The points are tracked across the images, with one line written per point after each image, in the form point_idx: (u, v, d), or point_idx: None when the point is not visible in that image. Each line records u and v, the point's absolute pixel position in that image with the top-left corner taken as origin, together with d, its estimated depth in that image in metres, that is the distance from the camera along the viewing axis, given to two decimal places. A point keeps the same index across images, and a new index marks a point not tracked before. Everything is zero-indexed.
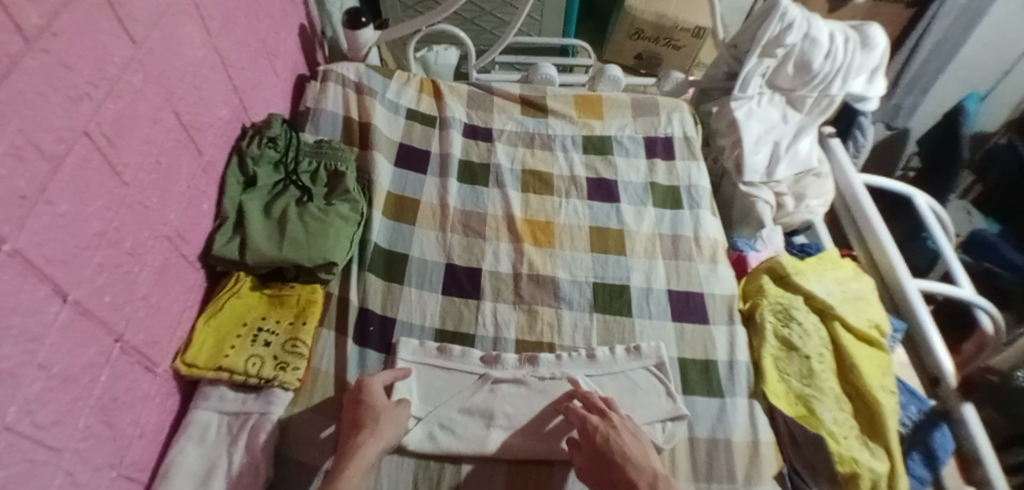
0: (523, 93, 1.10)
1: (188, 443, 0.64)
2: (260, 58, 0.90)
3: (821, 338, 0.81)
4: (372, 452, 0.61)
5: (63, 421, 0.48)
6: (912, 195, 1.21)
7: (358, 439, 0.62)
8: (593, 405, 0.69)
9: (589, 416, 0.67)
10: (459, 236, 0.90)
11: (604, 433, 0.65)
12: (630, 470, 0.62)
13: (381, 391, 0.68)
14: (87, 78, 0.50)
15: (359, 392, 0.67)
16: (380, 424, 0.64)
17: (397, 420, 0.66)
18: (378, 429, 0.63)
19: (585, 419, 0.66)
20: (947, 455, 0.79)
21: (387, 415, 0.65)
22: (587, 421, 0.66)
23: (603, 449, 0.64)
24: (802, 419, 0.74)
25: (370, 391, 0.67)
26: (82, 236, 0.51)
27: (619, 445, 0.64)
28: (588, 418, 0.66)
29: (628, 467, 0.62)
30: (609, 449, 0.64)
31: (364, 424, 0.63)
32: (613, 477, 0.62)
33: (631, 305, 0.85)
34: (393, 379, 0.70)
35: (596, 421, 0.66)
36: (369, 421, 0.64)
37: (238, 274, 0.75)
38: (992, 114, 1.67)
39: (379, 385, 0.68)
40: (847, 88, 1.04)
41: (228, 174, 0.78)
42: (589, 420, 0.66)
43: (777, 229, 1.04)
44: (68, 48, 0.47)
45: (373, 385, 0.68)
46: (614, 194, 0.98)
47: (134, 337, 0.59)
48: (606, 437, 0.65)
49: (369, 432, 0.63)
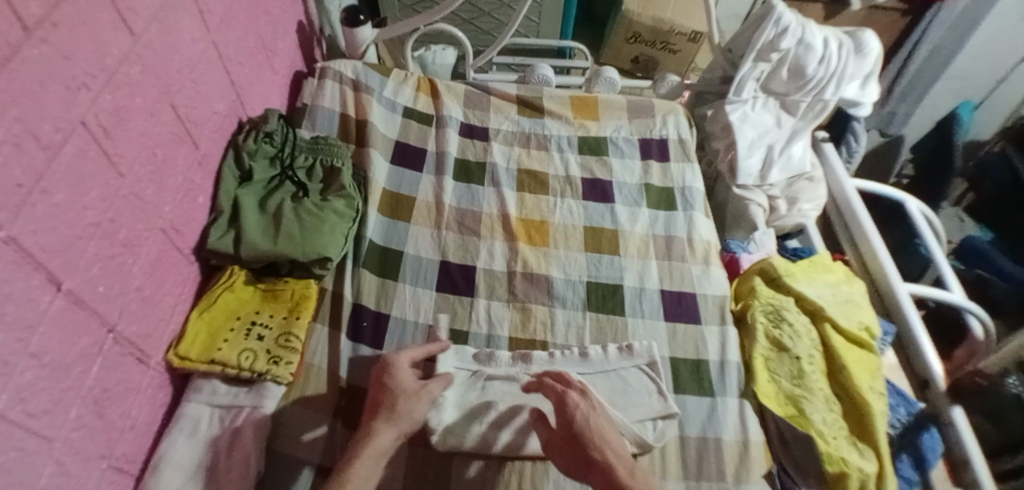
0: (520, 93, 1.10)
1: (179, 437, 0.64)
2: (258, 54, 0.90)
3: (812, 339, 0.82)
4: (387, 439, 0.61)
5: (54, 411, 0.48)
6: (904, 200, 1.23)
7: (374, 423, 0.62)
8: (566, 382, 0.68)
9: (569, 393, 0.65)
10: (454, 235, 0.91)
11: (584, 412, 0.64)
12: (596, 450, 0.60)
13: (407, 371, 0.67)
14: (86, 69, 0.50)
15: (384, 371, 0.67)
16: (397, 412, 0.63)
17: (415, 406, 0.64)
18: (395, 415, 0.62)
19: (565, 393, 0.65)
20: (936, 458, 0.80)
21: (404, 401, 0.64)
22: (566, 394, 0.65)
23: (579, 429, 0.62)
24: (792, 419, 0.74)
25: (396, 373, 0.66)
26: (78, 226, 0.51)
27: (583, 425, 0.62)
28: (567, 392, 0.65)
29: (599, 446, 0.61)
30: (586, 429, 0.62)
31: (382, 406, 0.63)
32: (589, 456, 0.60)
33: (624, 304, 0.85)
34: (425, 355, 0.72)
35: (576, 398, 0.65)
36: (390, 401, 0.64)
37: (232, 268, 0.75)
38: (986, 123, 1.69)
39: (404, 363, 0.68)
40: (840, 93, 1.06)
41: (223, 168, 0.78)
42: (566, 394, 0.65)
43: (769, 233, 1.06)
44: (67, 38, 0.47)
45: (398, 364, 0.68)
46: (609, 194, 0.99)
47: (128, 329, 0.59)
48: (585, 416, 0.63)
49: (386, 417, 0.62)
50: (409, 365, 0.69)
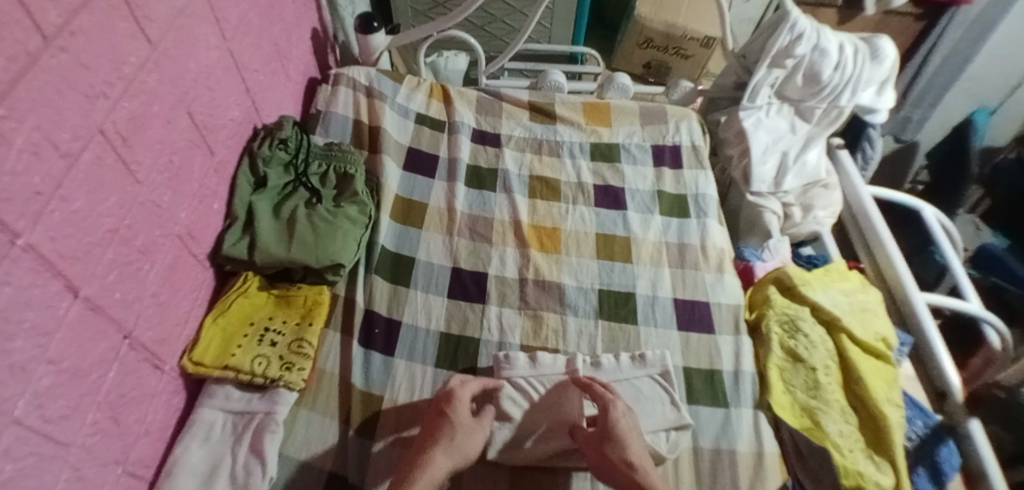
0: (532, 99, 1.10)
1: (194, 441, 0.64)
2: (273, 61, 0.91)
3: (828, 349, 0.80)
4: (441, 469, 0.61)
5: (71, 416, 0.49)
6: (920, 207, 1.21)
7: (431, 452, 0.62)
8: (605, 387, 0.71)
9: (613, 403, 0.68)
10: (466, 241, 0.91)
11: (624, 417, 0.67)
12: (629, 452, 0.63)
13: (467, 404, 0.68)
14: (103, 77, 0.51)
15: (446, 400, 0.67)
16: (454, 443, 0.63)
17: (469, 440, 0.65)
18: (453, 444, 0.63)
19: (604, 398, 0.69)
20: (953, 470, 0.78)
21: (462, 434, 0.64)
22: (608, 401, 0.68)
23: (609, 427, 0.65)
24: (807, 431, 0.73)
25: (458, 404, 0.67)
26: (95, 233, 0.51)
27: (618, 427, 0.65)
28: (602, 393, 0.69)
29: (619, 446, 0.64)
30: (614, 426, 0.65)
31: (440, 435, 0.64)
32: (613, 461, 0.63)
33: (636, 312, 0.84)
34: (481, 388, 0.71)
35: (614, 411, 0.67)
36: (448, 431, 0.64)
37: (246, 273, 0.76)
38: (1000, 129, 1.66)
39: (466, 398, 0.68)
40: (856, 100, 1.05)
41: (237, 174, 0.78)
42: (607, 397, 0.69)
43: (784, 240, 1.04)
44: (85, 47, 0.48)
45: (460, 394, 0.68)
46: (621, 201, 0.98)
47: (143, 334, 0.59)
48: (617, 420, 0.66)
49: (443, 447, 0.63)
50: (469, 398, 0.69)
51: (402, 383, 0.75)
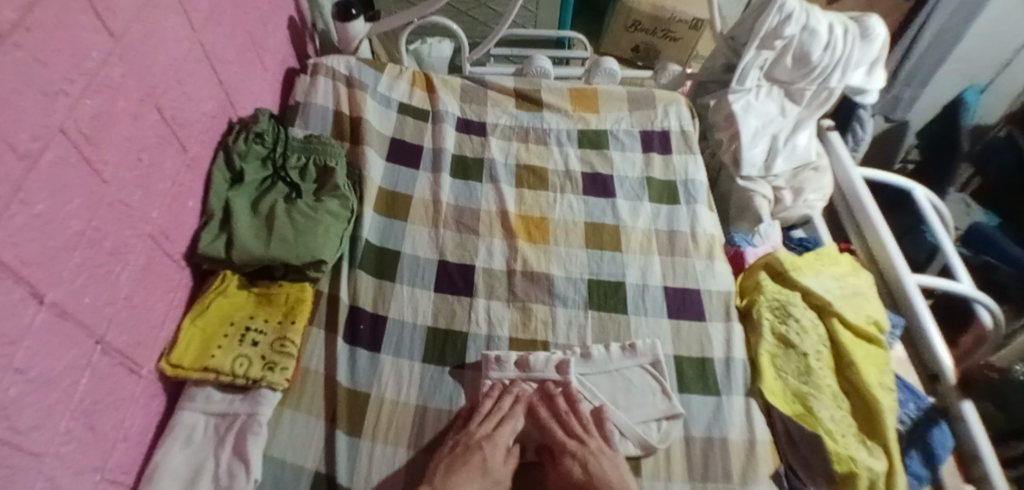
0: (517, 86, 1.08)
1: (175, 444, 0.63)
2: (248, 52, 0.88)
3: (819, 335, 0.79)
4: None
5: (42, 426, 0.47)
6: (911, 188, 1.20)
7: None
8: (583, 425, 0.70)
9: (567, 444, 0.67)
10: (452, 233, 0.89)
11: (583, 460, 0.66)
12: None
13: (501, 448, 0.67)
14: (64, 74, 0.48)
15: (487, 441, 0.66)
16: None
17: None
18: (484, 474, 0.64)
19: (560, 441, 0.68)
20: (945, 452, 0.79)
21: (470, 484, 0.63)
22: (566, 442, 0.68)
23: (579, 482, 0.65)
24: (799, 417, 0.73)
25: (495, 445, 0.66)
26: (60, 236, 0.49)
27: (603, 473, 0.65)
28: (558, 436, 0.69)
29: None
30: (588, 477, 0.65)
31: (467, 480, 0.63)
32: None
33: (627, 302, 0.83)
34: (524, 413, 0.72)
35: (572, 446, 0.67)
36: (478, 469, 0.64)
37: (224, 272, 0.74)
38: (992, 106, 1.65)
39: (506, 441, 0.68)
40: (846, 81, 1.03)
41: (213, 170, 0.76)
42: (567, 444, 0.68)
43: (776, 224, 1.03)
44: (43, 43, 0.45)
45: (498, 438, 0.67)
46: (610, 189, 0.97)
47: (117, 338, 0.58)
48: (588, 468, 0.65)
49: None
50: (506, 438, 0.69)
51: (389, 380, 0.73)
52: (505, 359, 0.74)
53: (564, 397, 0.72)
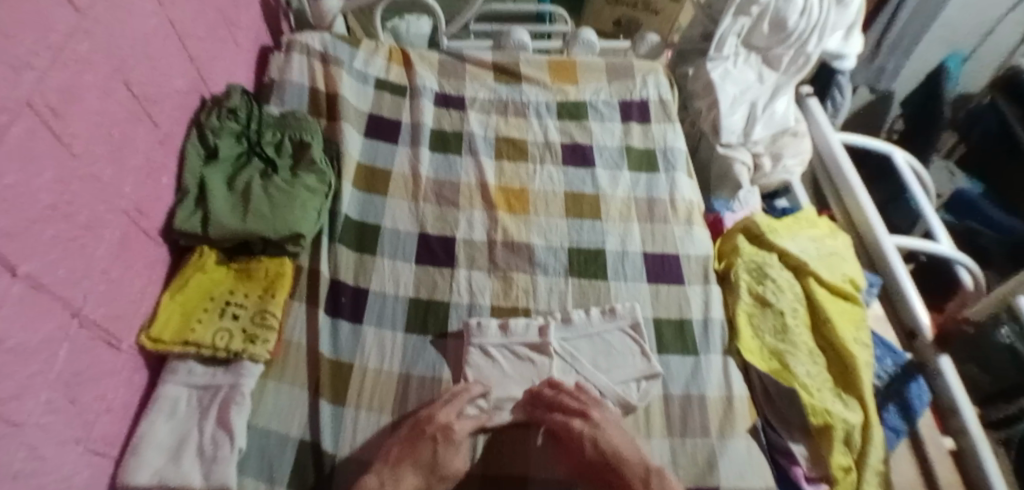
0: (496, 59, 1.07)
1: (158, 417, 0.63)
2: (219, 30, 0.87)
3: (795, 294, 0.81)
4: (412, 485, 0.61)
5: (23, 396, 0.47)
6: (891, 152, 1.21)
7: (402, 470, 0.61)
8: (578, 398, 0.68)
9: (572, 422, 0.65)
10: (432, 206, 0.89)
11: (592, 436, 0.65)
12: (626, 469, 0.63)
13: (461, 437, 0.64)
14: (31, 48, 0.47)
15: (444, 431, 0.63)
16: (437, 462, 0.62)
17: (451, 457, 0.63)
18: (432, 469, 0.62)
19: (565, 425, 0.65)
20: (922, 406, 0.81)
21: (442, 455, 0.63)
22: (569, 421, 0.65)
23: (595, 457, 0.64)
24: (776, 373, 0.74)
25: (452, 441, 0.63)
26: (31, 210, 0.48)
27: (620, 449, 0.64)
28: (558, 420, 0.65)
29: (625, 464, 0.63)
30: (602, 456, 0.64)
31: (419, 459, 0.62)
32: (608, 479, 0.63)
33: (607, 268, 0.84)
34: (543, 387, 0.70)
35: (579, 425, 0.65)
36: (426, 462, 0.62)
37: (202, 248, 0.74)
38: (975, 75, 1.65)
39: (465, 436, 0.65)
40: (822, 45, 1.04)
41: (187, 146, 0.76)
42: (570, 424, 0.65)
43: (753, 190, 1.06)
44: (9, 14, 0.44)
45: (458, 431, 0.64)
46: (589, 158, 0.97)
47: (95, 312, 0.58)
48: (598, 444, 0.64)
49: (408, 463, 0.62)
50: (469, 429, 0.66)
51: (372, 351, 0.74)
52: (487, 322, 0.76)
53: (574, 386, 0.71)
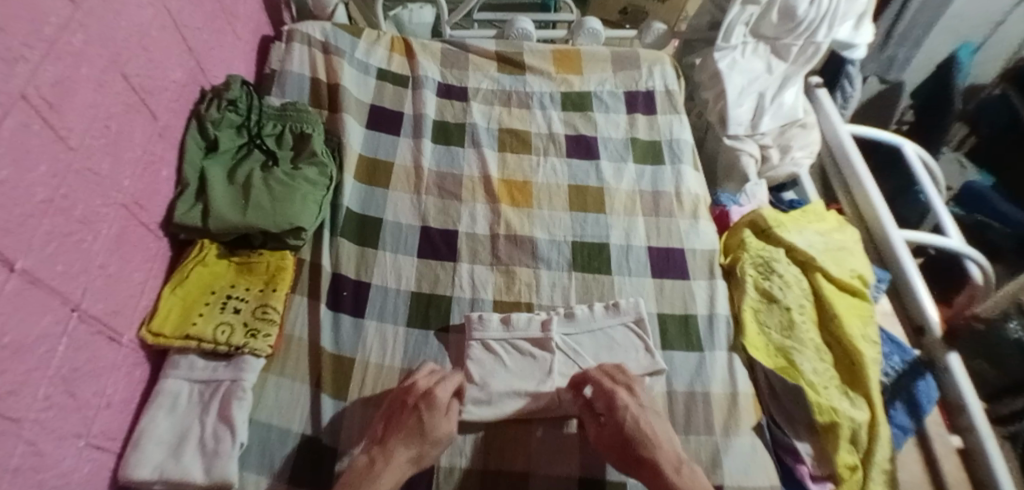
0: (500, 49, 1.06)
1: (159, 411, 0.63)
2: (218, 20, 0.85)
3: (802, 289, 0.79)
4: (404, 457, 0.60)
5: (20, 391, 0.47)
6: (902, 145, 1.19)
7: (392, 444, 0.61)
8: (619, 372, 0.69)
9: (618, 392, 0.66)
10: (434, 199, 0.88)
11: (635, 414, 0.64)
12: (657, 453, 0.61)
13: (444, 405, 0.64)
14: (22, 40, 0.46)
15: (425, 398, 0.64)
16: (425, 427, 0.62)
17: (442, 422, 0.63)
18: (423, 436, 0.61)
19: (610, 390, 0.66)
20: (930, 404, 0.80)
21: (428, 418, 0.62)
22: (613, 390, 0.66)
23: (631, 432, 0.63)
24: (782, 370, 0.73)
25: (435, 405, 0.63)
26: (27, 204, 0.48)
27: (649, 428, 0.64)
28: (605, 387, 0.66)
29: (654, 447, 0.62)
30: (638, 431, 0.63)
31: (408, 422, 0.62)
32: (636, 455, 0.62)
33: (610, 263, 0.83)
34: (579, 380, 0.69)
35: (623, 396, 0.65)
36: (416, 428, 0.62)
37: (202, 242, 0.73)
38: (986, 65, 1.59)
39: (446, 402, 0.65)
40: (832, 35, 1.01)
41: (186, 139, 0.75)
42: (620, 396, 0.65)
43: (761, 183, 1.04)
44: None
45: (439, 395, 0.65)
46: (594, 150, 0.96)
47: (94, 307, 0.57)
48: (636, 420, 0.64)
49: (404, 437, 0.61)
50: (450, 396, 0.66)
51: (373, 346, 0.73)
52: (488, 316, 0.75)
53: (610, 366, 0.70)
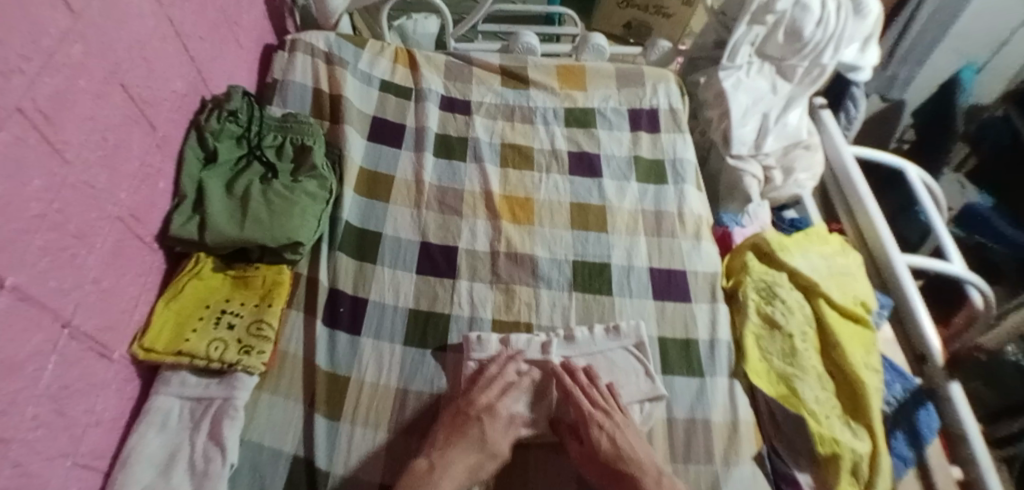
0: (503, 63, 1.05)
1: (149, 429, 0.61)
2: (220, 29, 0.85)
3: (805, 315, 0.79)
4: (462, 467, 0.62)
5: (8, 412, 0.44)
6: (903, 167, 1.18)
7: (449, 452, 0.62)
8: (601, 396, 0.69)
9: (594, 418, 0.66)
10: (435, 214, 0.87)
11: (609, 433, 0.66)
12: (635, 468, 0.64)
13: (501, 419, 0.67)
14: (20, 51, 0.45)
15: (487, 411, 0.66)
16: (487, 442, 0.64)
17: (499, 437, 0.65)
18: (483, 447, 0.63)
19: (587, 411, 0.67)
20: (932, 434, 0.78)
21: (491, 430, 0.65)
22: (591, 415, 0.67)
23: (608, 457, 0.65)
24: (783, 399, 0.72)
25: (495, 417, 0.66)
26: (20, 219, 0.46)
27: (632, 449, 0.66)
28: (584, 407, 0.67)
29: (636, 469, 0.64)
30: (616, 451, 0.65)
31: (469, 432, 0.64)
32: (618, 471, 0.64)
33: (611, 283, 0.82)
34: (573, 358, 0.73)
35: (600, 421, 0.66)
36: (477, 439, 0.64)
37: (197, 255, 0.72)
38: (987, 86, 1.59)
39: (505, 414, 0.67)
40: (838, 57, 1.00)
41: (185, 150, 0.74)
42: (594, 416, 0.67)
43: (764, 204, 1.02)
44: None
45: (499, 410, 0.67)
46: (596, 168, 0.95)
47: (85, 323, 0.56)
48: (614, 442, 0.66)
49: (466, 444, 0.63)
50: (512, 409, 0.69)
51: (369, 364, 0.72)
52: (486, 337, 0.74)
53: (584, 372, 0.72)
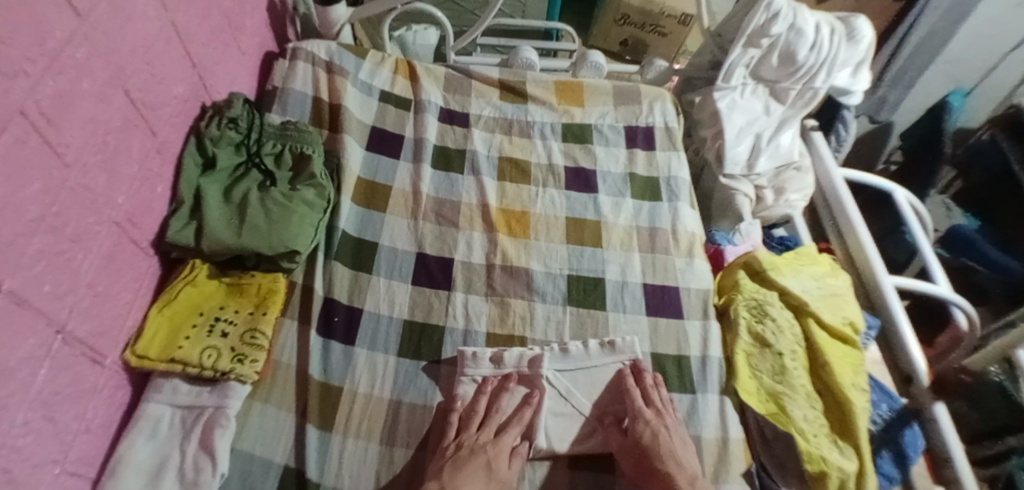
0: (502, 77, 1.06)
1: (139, 437, 0.61)
2: (223, 34, 0.85)
3: (795, 335, 0.80)
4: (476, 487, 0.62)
5: None
6: (891, 190, 1.21)
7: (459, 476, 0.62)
8: (660, 397, 0.72)
9: (642, 412, 0.69)
10: (432, 225, 0.88)
11: (653, 428, 0.68)
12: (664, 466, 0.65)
13: (506, 451, 0.67)
14: (25, 53, 0.45)
15: (491, 442, 0.66)
16: (493, 471, 0.64)
17: (500, 461, 0.65)
18: (489, 476, 0.63)
19: (636, 408, 0.70)
20: (915, 453, 0.81)
21: (495, 460, 0.65)
22: (640, 410, 0.69)
23: (648, 445, 0.67)
24: (772, 416, 0.73)
25: (497, 449, 0.66)
26: (19, 221, 0.46)
27: (671, 444, 0.67)
28: (638, 404, 0.70)
29: (672, 464, 0.66)
30: (654, 445, 0.67)
31: (479, 457, 0.64)
32: (650, 465, 0.66)
33: (606, 298, 0.83)
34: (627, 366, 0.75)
35: (649, 416, 0.69)
36: (483, 477, 0.63)
37: (193, 261, 0.72)
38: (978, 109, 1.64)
39: (508, 444, 0.67)
40: (831, 81, 1.02)
41: (184, 155, 0.74)
42: (642, 412, 0.69)
43: (756, 222, 1.03)
44: (6, 18, 0.42)
45: (506, 440, 0.67)
46: (593, 184, 0.96)
47: (78, 328, 0.55)
48: (655, 437, 0.67)
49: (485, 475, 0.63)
50: (518, 435, 0.69)
51: (363, 374, 0.72)
52: (480, 353, 0.74)
53: (651, 375, 0.74)
